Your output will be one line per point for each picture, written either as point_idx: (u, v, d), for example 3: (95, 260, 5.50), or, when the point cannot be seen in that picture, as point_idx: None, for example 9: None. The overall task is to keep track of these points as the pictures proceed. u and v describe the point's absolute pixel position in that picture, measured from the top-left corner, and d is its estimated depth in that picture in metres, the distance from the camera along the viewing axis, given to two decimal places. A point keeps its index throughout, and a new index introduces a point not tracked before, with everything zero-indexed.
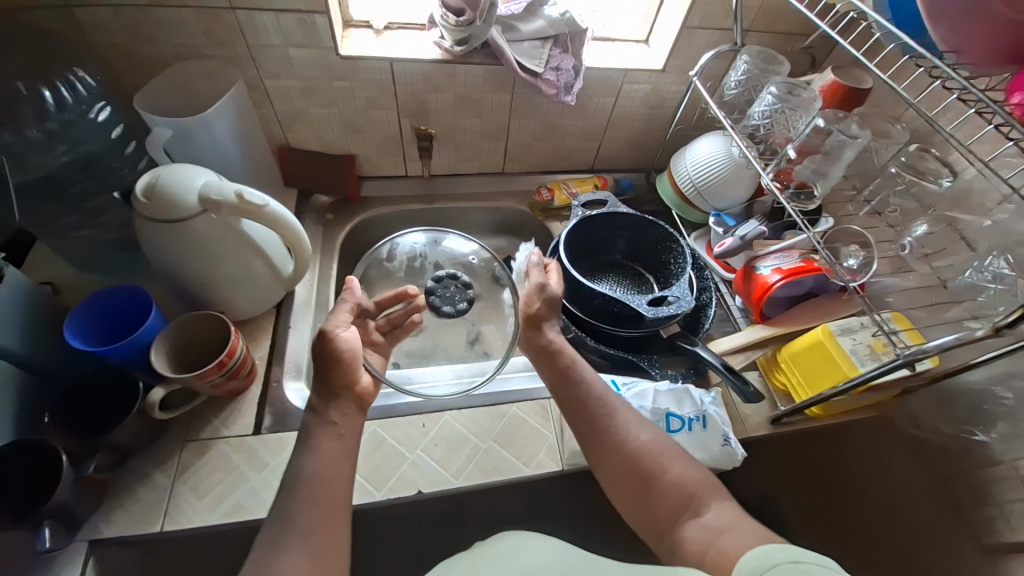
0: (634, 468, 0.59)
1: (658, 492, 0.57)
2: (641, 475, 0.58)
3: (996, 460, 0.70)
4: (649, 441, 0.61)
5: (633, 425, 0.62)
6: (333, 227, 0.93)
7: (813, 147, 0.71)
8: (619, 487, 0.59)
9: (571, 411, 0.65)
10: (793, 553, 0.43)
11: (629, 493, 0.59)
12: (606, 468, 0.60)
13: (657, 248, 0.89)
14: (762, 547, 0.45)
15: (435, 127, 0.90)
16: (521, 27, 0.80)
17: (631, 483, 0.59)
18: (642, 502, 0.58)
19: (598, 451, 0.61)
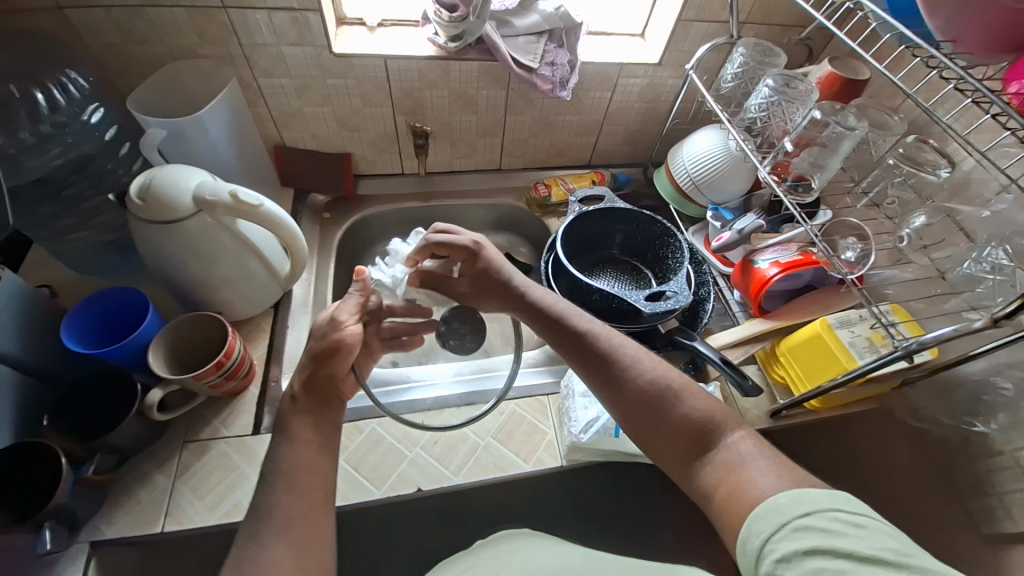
0: (647, 399, 0.56)
1: (673, 422, 0.55)
2: (654, 411, 0.56)
3: (996, 450, 0.69)
4: (661, 377, 0.58)
5: (643, 362, 0.59)
6: (330, 227, 0.93)
7: (811, 138, 0.70)
8: (634, 424, 0.57)
9: (574, 353, 0.61)
10: (807, 504, 0.44)
11: (642, 429, 0.56)
12: (616, 406, 0.58)
13: (655, 243, 0.88)
14: (775, 498, 0.46)
15: (430, 125, 0.90)
16: (516, 22, 0.80)
17: (645, 418, 0.56)
18: (658, 438, 0.55)
19: (609, 390, 0.59)
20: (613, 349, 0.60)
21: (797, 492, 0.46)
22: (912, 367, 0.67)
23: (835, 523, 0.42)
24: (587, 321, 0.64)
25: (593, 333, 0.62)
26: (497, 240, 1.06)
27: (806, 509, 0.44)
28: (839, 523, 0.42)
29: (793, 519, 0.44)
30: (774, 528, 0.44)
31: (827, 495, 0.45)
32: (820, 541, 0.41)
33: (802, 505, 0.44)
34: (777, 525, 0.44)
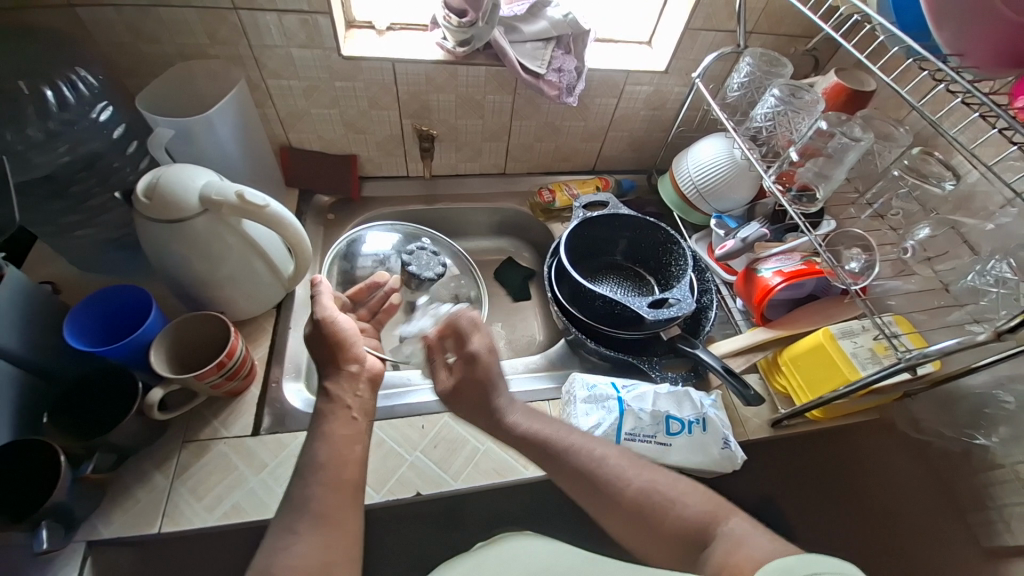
0: (635, 512, 0.52)
1: (667, 532, 0.50)
2: (649, 521, 0.51)
3: (998, 464, 0.69)
4: (648, 484, 0.53)
5: (628, 471, 0.55)
6: (334, 228, 0.93)
7: (817, 149, 0.71)
8: (630, 542, 0.52)
9: (559, 471, 0.57)
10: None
11: (644, 546, 0.51)
12: (612, 524, 0.53)
13: (658, 250, 0.89)
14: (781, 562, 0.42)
15: (437, 128, 0.90)
16: (524, 27, 0.80)
17: (641, 532, 0.51)
18: (664, 551, 0.50)
19: (597, 506, 0.54)
20: (592, 461, 0.56)
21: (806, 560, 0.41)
22: (914, 379, 0.67)
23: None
24: (564, 435, 0.59)
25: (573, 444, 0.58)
26: (501, 244, 1.06)
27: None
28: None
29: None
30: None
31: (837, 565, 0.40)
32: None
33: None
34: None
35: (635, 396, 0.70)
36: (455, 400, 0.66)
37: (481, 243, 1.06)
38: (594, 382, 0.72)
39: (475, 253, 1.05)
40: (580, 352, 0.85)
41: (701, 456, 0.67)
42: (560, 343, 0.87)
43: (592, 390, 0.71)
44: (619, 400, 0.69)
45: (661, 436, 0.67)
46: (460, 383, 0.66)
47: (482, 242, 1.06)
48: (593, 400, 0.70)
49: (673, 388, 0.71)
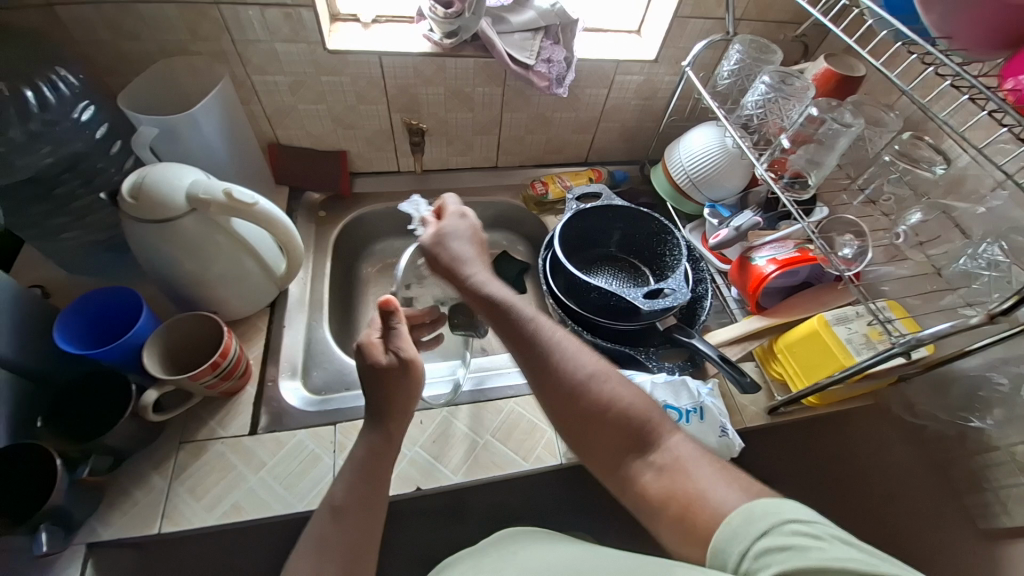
0: (577, 396, 0.55)
1: (604, 421, 0.53)
2: (591, 410, 0.54)
3: (992, 445, 0.70)
4: (597, 372, 0.56)
5: (582, 358, 0.57)
6: (326, 225, 0.92)
7: (807, 135, 0.70)
8: (566, 419, 0.55)
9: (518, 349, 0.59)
10: (760, 522, 0.40)
11: (581, 431, 0.54)
12: (552, 402, 0.56)
13: (652, 241, 0.88)
14: (729, 520, 0.42)
15: (426, 122, 0.89)
16: (512, 18, 0.79)
17: (580, 421, 0.54)
18: (592, 439, 0.54)
19: (542, 386, 0.57)
20: (551, 340, 0.58)
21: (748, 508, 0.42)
22: (909, 363, 0.67)
23: (789, 537, 0.38)
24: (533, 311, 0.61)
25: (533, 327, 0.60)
26: (494, 238, 1.06)
27: (757, 526, 0.40)
28: (790, 532, 0.38)
29: (750, 543, 0.39)
30: (734, 561, 0.39)
31: (775, 505, 0.41)
32: (779, 560, 0.37)
33: (754, 526, 0.40)
34: (738, 556, 0.39)
35: None
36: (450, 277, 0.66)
37: None
38: None
39: None
40: None
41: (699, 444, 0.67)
42: None
43: None
44: None
45: None
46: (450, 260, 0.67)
47: None
48: None
49: (669, 377, 0.71)
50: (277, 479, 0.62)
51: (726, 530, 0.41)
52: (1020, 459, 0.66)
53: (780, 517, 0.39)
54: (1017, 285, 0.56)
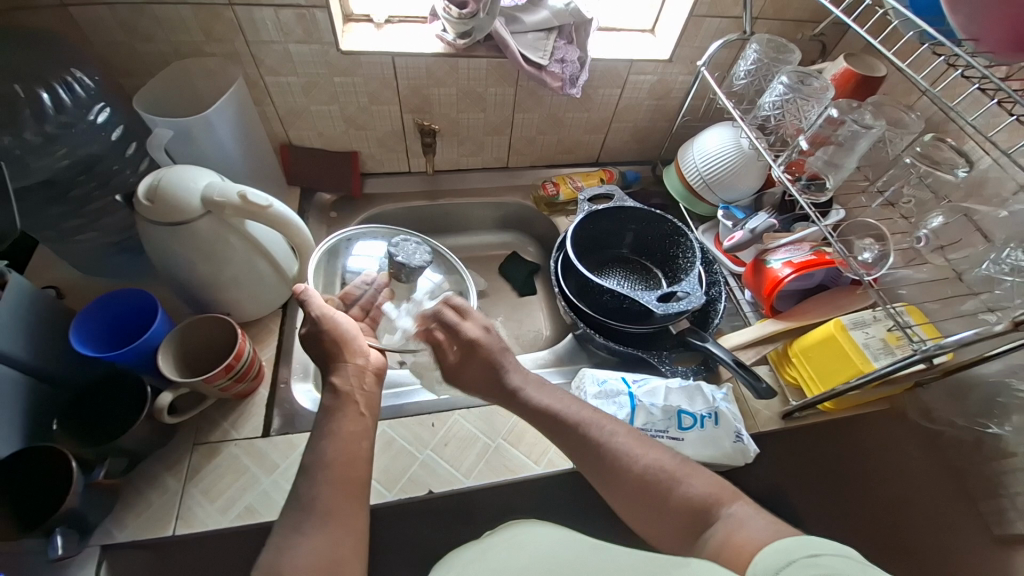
0: (643, 489, 0.54)
1: (665, 514, 0.53)
2: (648, 503, 0.54)
3: (1010, 451, 0.69)
4: (656, 462, 0.56)
5: (636, 450, 0.57)
6: (337, 226, 0.92)
7: (826, 137, 0.70)
8: (627, 511, 0.55)
9: (570, 444, 0.59)
10: (814, 547, 0.40)
11: (641, 522, 0.54)
12: (614, 496, 0.56)
13: (665, 243, 0.88)
14: (779, 542, 0.43)
15: (438, 123, 0.89)
16: (525, 18, 0.78)
17: (640, 514, 0.54)
18: (660, 524, 0.53)
19: (605, 480, 0.56)
20: (605, 437, 0.58)
21: (802, 538, 0.42)
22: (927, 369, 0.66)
23: (838, 559, 0.38)
24: (585, 409, 0.62)
25: (588, 421, 0.60)
26: (504, 239, 1.05)
27: (808, 548, 0.40)
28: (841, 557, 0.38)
29: (799, 557, 0.40)
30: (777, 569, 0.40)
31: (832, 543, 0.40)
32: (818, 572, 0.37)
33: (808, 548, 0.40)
34: (783, 563, 0.40)
35: (646, 392, 0.69)
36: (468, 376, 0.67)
37: (485, 238, 1.05)
38: (604, 377, 0.71)
39: (479, 248, 1.05)
40: (587, 347, 0.84)
41: (713, 449, 0.66)
42: (567, 339, 0.87)
43: (603, 386, 0.70)
44: (631, 396, 0.68)
45: (673, 430, 0.67)
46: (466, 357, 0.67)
47: (485, 237, 1.05)
48: (605, 395, 0.69)
49: (684, 382, 0.70)
50: (290, 481, 0.62)
51: (775, 549, 0.42)
52: None
53: (834, 546, 0.40)
54: None
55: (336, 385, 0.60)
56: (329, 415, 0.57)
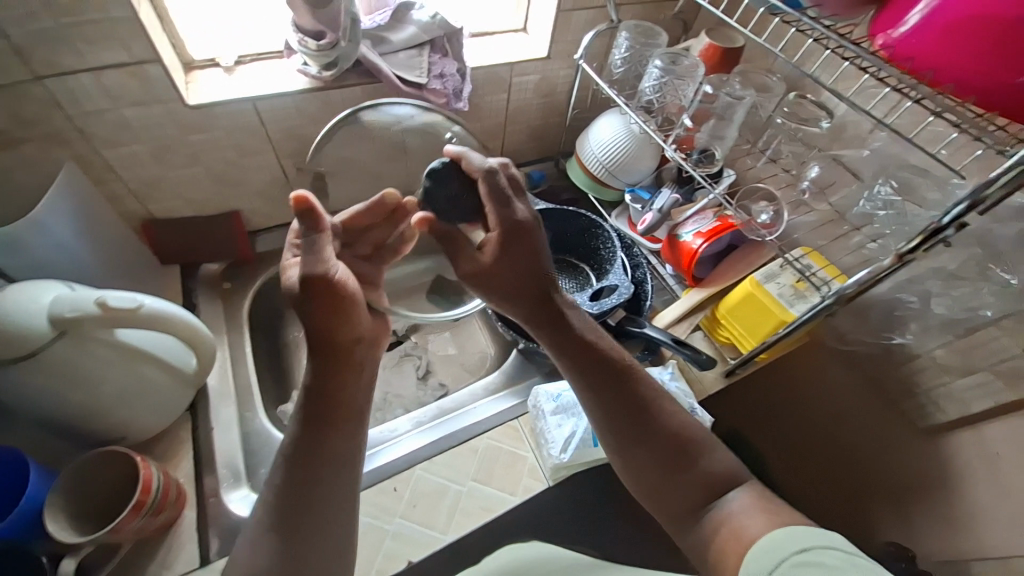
0: (674, 453, 0.55)
1: (687, 488, 0.54)
2: (679, 482, 0.54)
3: (915, 354, 0.78)
4: (684, 428, 0.56)
5: (678, 412, 0.57)
6: (234, 298, 0.80)
7: (707, 112, 0.75)
8: (653, 466, 0.55)
9: (620, 408, 0.56)
10: (806, 540, 0.43)
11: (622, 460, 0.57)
12: (620, 450, 0.56)
13: (583, 237, 0.90)
14: (768, 536, 0.45)
15: (325, 162, 0.82)
16: (392, 37, 0.75)
17: (634, 460, 0.56)
18: (673, 490, 0.54)
19: (642, 442, 0.55)
20: (650, 394, 0.57)
21: (794, 527, 0.45)
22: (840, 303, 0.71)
23: (830, 557, 0.41)
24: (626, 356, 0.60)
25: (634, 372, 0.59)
26: None
27: (803, 539, 0.43)
28: (839, 556, 0.41)
29: (791, 555, 0.42)
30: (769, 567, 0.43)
31: (819, 533, 0.43)
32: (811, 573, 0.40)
33: (795, 542, 0.43)
34: (777, 562, 0.43)
35: None
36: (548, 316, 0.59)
37: None
38: (558, 391, 0.71)
39: None
40: (535, 358, 0.82)
41: None
42: (511, 356, 0.84)
43: (559, 401, 0.70)
44: None
45: None
46: (540, 297, 0.57)
47: None
48: (563, 410, 0.69)
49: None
50: None
51: (766, 545, 0.44)
52: (940, 362, 0.74)
53: (825, 539, 0.43)
54: (911, 224, 0.60)
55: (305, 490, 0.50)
56: (305, 502, 0.49)
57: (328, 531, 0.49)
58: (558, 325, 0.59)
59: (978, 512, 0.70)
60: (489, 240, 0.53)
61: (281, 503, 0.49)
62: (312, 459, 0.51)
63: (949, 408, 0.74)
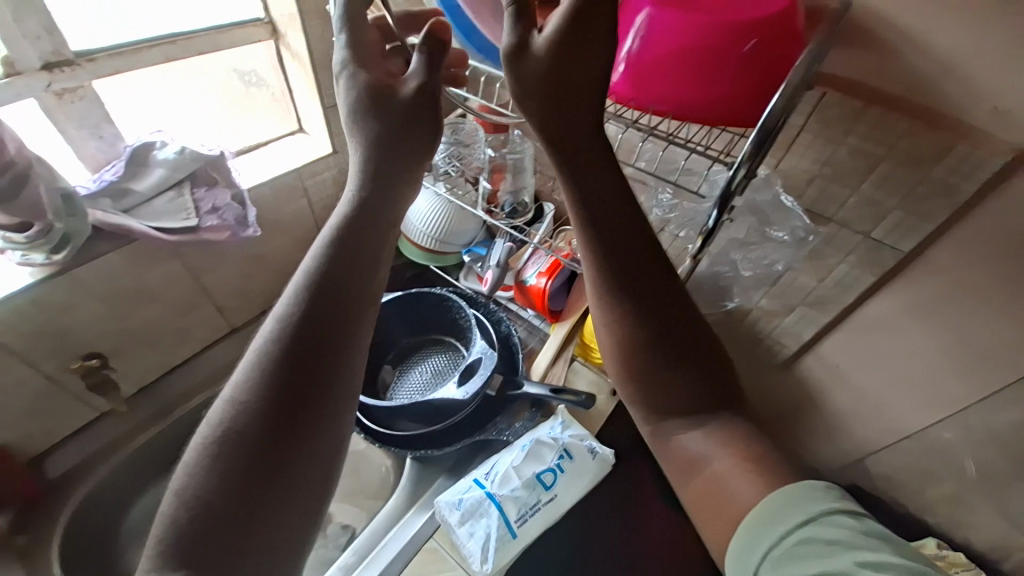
0: (688, 350, 0.54)
1: (689, 390, 0.54)
2: (681, 383, 0.54)
3: (749, 309, 0.86)
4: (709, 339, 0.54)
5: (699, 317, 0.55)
6: (31, 550, 0.74)
7: (501, 164, 0.75)
8: (670, 354, 0.53)
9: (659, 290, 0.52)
10: (810, 512, 0.44)
11: (627, 346, 0.53)
12: (648, 326, 0.52)
13: (439, 312, 0.88)
14: (766, 505, 0.47)
15: (106, 346, 0.77)
16: (138, 187, 0.69)
17: (650, 357, 0.53)
18: (671, 387, 0.54)
19: (666, 327, 0.52)
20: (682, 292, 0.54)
21: (797, 492, 0.46)
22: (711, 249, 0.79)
23: (838, 531, 0.43)
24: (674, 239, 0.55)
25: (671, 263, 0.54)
26: None
27: (807, 510, 0.44)
28: (850, 529, 0.42)
29: (793, 529, 0.44)
30: (773, 541, 0.45)
31: (827, 503, 0.45)
32: (812, 551, 0.42)
33: (799, 512, 0.45)
34: (774, 536, 0.45)
35: (501, 482, 0.65)
36: (586, 141, 0.46)
37: None
38: (459, 494, 0.65)
39: None
40: (433, 459, 0.77)
41: (581, 478, 0.69)
42: (407, 467, 0.77)
43: (462, 507, 0.64)
44: (492, 496, 0.64)
45: (544, 495, 0.66)
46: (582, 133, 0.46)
47: None
48: (469, 515, 0.64)
49: (525, 446, 0.67)
50: None
51: (764, 516, 0.46)
52: (766, 308, 0.85)
53: (835, 510, 0.44)
54: (696, 222, 0.69)
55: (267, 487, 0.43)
56: (261, 492, 0.42)
57: (277, 528, 0.43)
58: (609, 157, 0.47)
59: (835, 402, 0.88)
60: (540, 37, 0.42)
61: (229, 489, 0.42)
62: (270, 450, 0.43)
63: (789, 341, 0.86)
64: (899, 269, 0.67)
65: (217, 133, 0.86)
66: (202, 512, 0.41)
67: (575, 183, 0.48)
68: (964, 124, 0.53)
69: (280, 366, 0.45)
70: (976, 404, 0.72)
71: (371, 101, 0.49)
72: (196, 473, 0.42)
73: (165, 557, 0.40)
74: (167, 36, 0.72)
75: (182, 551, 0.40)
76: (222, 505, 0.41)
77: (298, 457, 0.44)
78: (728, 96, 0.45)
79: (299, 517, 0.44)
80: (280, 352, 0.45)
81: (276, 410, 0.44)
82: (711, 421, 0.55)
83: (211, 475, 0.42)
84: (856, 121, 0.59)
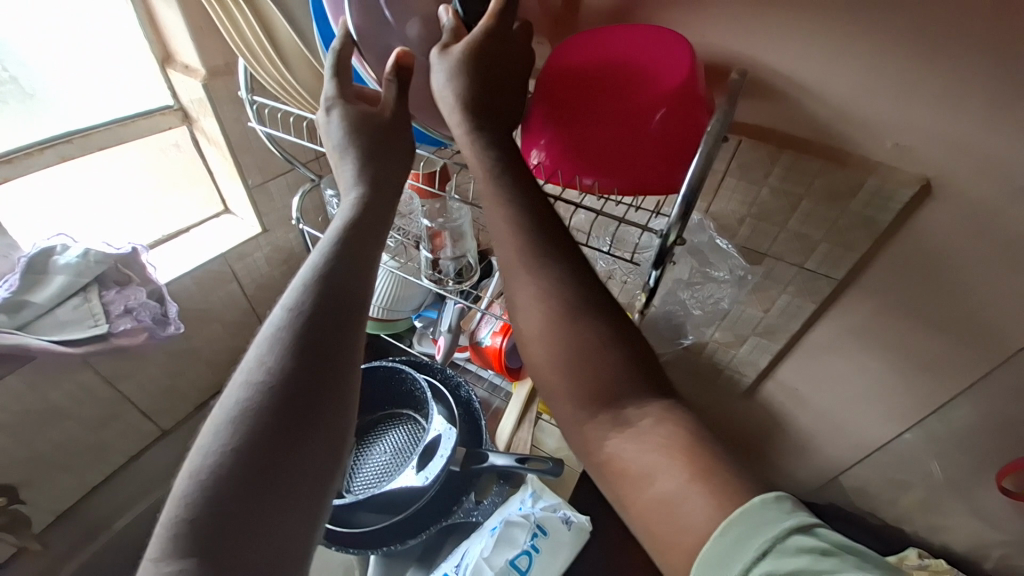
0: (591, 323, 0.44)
1: (597, 373, 0.43)
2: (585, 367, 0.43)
3: (704, 344, 0.86)
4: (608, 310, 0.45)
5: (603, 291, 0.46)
6: None
7: (440, 231, 0.72)
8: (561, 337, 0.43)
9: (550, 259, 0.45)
10: (763, 542, 0.33)
11: (557, 309, 0.44)
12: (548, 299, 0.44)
13: (393, 384, 0.83)
14: (712, 543, 0.34)
15: (15, 474, 0.73)
16: (34, 298, 0.66)
17: (580, 319, 0.44)
18: (580, 372, 0.43)
19: (562, 301, 0.44)
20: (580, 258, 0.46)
21: (743, 514, 0.34)
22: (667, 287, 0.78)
23: (801, 561, 0.32)
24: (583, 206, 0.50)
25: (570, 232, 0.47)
26: None
27: (758, 540, 0.33)
28: (811, 555, 0.32)
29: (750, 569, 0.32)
30: None
31: (778, 521, 0.34)
32: None
33: (752, 543, 0.33)
34: None
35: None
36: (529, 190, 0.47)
37: None
38: None
39: None
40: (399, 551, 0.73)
41: (557, 555, 0.68)
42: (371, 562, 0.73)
43: None
44: None
45: None
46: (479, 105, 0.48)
47: None
48: None
49: (496, 531, 0.66)
50: None
51: (712, 558, 0.33)
52: (721, 340, 0.84)
53: (786, 529, 0.33)
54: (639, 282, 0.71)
55: (281, 478, 0.37)
56: (270, 486, 0.36)
57: (293, 521, 0.37)
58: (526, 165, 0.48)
59: (795, 424, 0.89)
60: (458, 45, 0.47)
61: (239, 485, 0.36)
62: (279, 440, 0.38)
63: (748, 371, 0.86)
64: (837, 293, 0.70)
65: (130, 223, 0.84)
66: (221, 486, 0.35)
67: (498, 158, 0.48)
68: (871, 160, 0.56)
69: (301, 328, 0.41)
70: (932, 414, 0.74)
71: (357, 121, 0.49)
72: (213, 442, 0.37)
73: (183, 532, 0.34)
74: (63, 136, 0.71)
75: (202, 525, 0.34)
76: (245, 467, 0.36)
77: (319, 425, 0.40)
78: (647, 161, 0.48)
79: (312, 484, 0.39)
80: (301, 313, 0.42)
81: (297, 375, 0.40)
82: (647, 400, 0.42)
83: (230, 445, 0.37)
84: (773, 164, 0.61)
